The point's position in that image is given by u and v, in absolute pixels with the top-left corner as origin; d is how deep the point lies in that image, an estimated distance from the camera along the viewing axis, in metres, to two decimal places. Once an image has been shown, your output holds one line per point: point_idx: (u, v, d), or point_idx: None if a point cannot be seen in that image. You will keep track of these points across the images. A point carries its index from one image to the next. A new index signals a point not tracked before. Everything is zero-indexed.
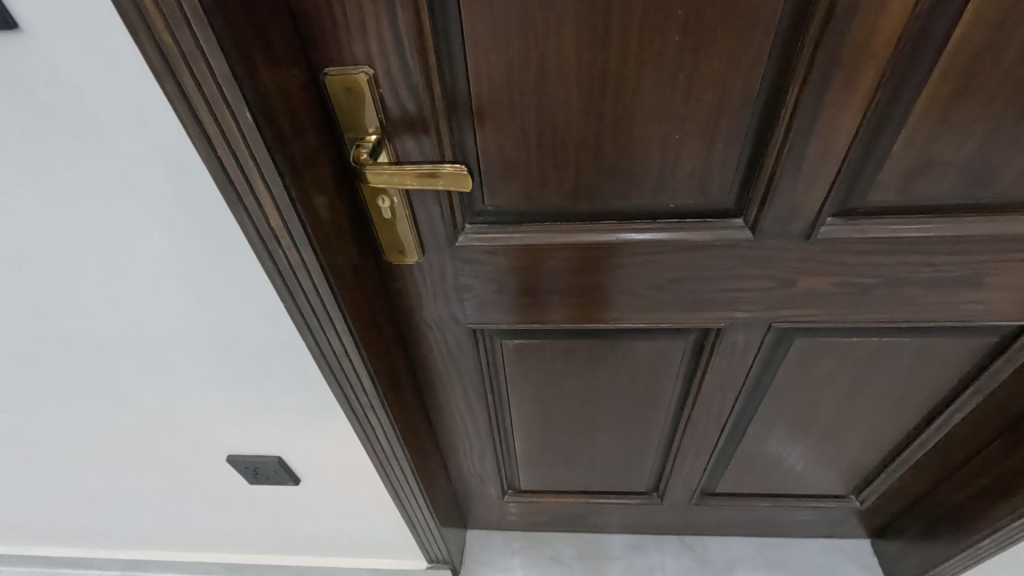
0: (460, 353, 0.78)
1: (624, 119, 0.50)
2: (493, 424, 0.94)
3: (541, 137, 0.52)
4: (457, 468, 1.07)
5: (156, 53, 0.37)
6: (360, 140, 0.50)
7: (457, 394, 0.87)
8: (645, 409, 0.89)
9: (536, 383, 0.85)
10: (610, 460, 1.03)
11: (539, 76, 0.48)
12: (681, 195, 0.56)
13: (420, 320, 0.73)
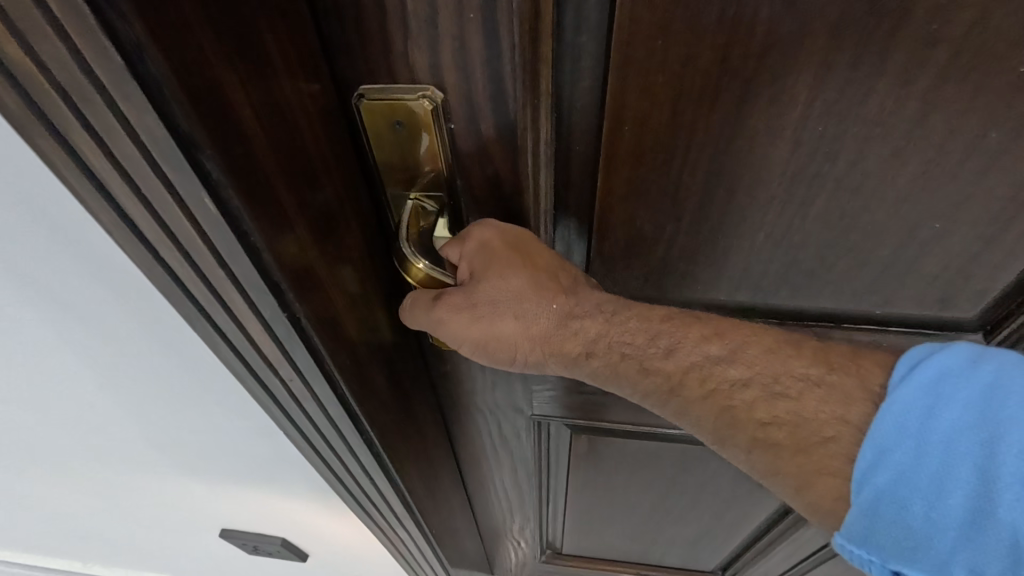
0: (512, 441, 0.60)
1: (853, 199, 0.30)
2: (542, 501, 0.77)
3: (702, 203, 0.32)
4: (492, 534, 0.91)
5: (10, 88, 0.18)
6: (413, 200, 0.31)
7: (504, 478, 0.70)
8: (735, 506, 0.71)
9: (605, 467, 0.67)
10: (676, 541, 0.85)
11: (726, 123, 0.28)
12: (904, 302, 0.35)
13: (468, 413, 0.54)
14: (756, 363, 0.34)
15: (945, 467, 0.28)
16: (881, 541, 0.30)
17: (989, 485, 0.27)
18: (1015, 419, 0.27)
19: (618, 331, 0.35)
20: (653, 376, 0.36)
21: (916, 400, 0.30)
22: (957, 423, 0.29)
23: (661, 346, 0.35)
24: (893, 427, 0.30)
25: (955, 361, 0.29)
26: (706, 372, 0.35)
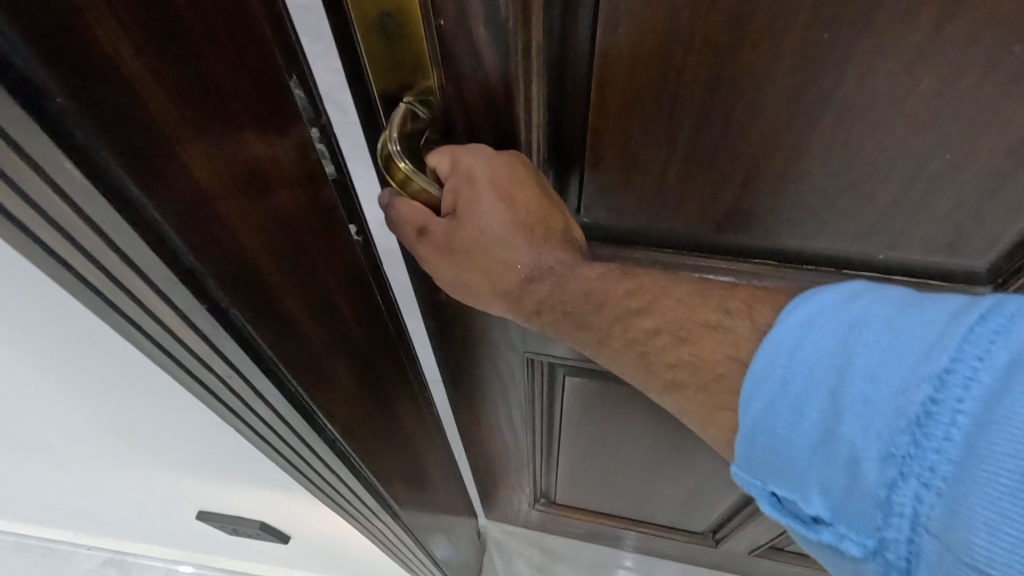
0: (499, 379, 0.61)
1: (855, 120, 0.29)
2: (536, 448, 0.79)
3: (698, 120, 0.31)
4: (489, 477, 0.94)
5: None
6: (409, 103, 0.31)
7: (498, 419, 0.71)
8: (727, 466, 0.71)
9: (598, 414, 0.68)
10: (667, 500, 0.86)
11: (727, 26, 0.26)
12: (906, 244, 0.34)
13: (455, 346, 0.54)
14: (668, 312, 0.31)
15: (802, 390, 0.22)
16: (751, 472, 0.24)
17: (838, 411, 0.21)
18: (876, 343, 0.20)
19: (561, 293, 0.35)
20: (589, 332, 0.35)
21: (791, 332, 0.23)
22: (828, 350, 0.22)
23: (593, 301, 0.34)
24: (764, 360, 0.23)
25: (837, 294, 0.22)
26: (626, 323, 0.33)
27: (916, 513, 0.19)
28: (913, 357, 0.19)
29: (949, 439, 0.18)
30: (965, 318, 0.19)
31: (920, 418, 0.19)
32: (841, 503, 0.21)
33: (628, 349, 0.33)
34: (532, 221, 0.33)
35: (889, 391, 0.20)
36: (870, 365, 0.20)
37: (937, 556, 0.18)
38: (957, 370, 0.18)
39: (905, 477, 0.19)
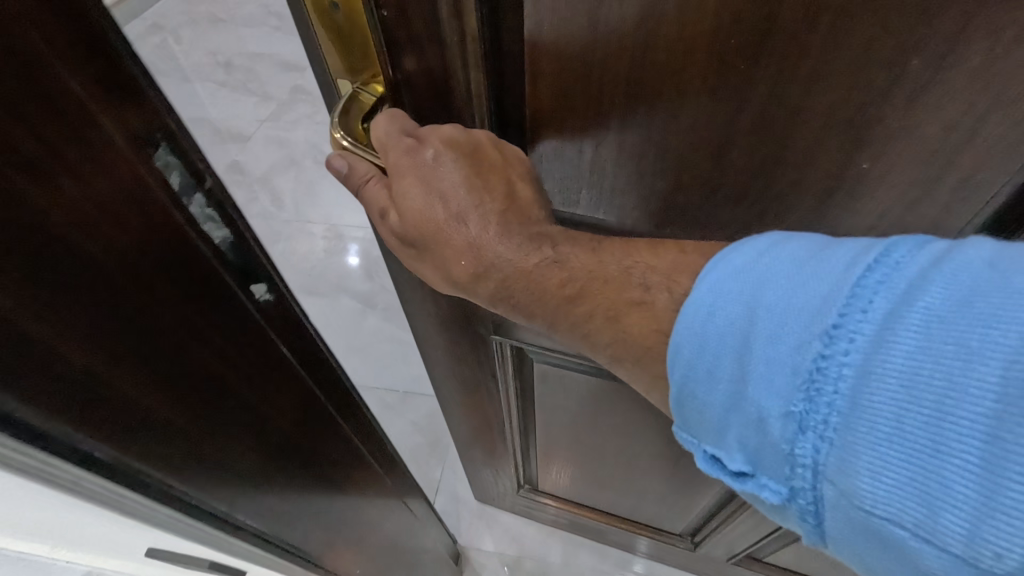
0: (471, 359, 0.62)
1: (791, 82, 0.26)
2: (515, 431, 0.79)
3: (637, 82, 0.28)
4: (470, 459, 0.95)
5: None
6: (359, 87, 0.32)
7: (476, 399, 0.72)
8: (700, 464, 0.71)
9: (573, 398, 0.68)
10: (644, 493, 0.87)
11: None
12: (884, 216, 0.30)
13: (428, 317, 0.56)
14: (598, 294, 0.29)
15: (716, 357, 0.24)
16: (690, 433, 0.26)
17: (747, 370, 0.22)
18: (775, 304, 0.22)
19: (506, 281, 0.31)
20: (528, 320, 0.32)
21: (704, 299, 0.24)
22: (737, 314, 0.23)
23: (528, 289, 0.31)
24: (683, 327, 0.25)
25: (742, 257, 0.24)
26: (562, 306, 0.30)
27: (815, 461, 0.21)
28: (807, 316, 0.21)
29: (837, 390, 0.20)
30: (851, 276, 0.21)
31: (812, 373, 0.21)
32: (759, 458, 0.23)
33: (563, 325, 0.31)
34: (493, 198, 0.31)
35: (789, 350, 0.21)
36: (772, 326, 0.22)
37: (834, 498, 0.21)
38: (842, 326, 0.20)
39: (804, 429, 0.21)
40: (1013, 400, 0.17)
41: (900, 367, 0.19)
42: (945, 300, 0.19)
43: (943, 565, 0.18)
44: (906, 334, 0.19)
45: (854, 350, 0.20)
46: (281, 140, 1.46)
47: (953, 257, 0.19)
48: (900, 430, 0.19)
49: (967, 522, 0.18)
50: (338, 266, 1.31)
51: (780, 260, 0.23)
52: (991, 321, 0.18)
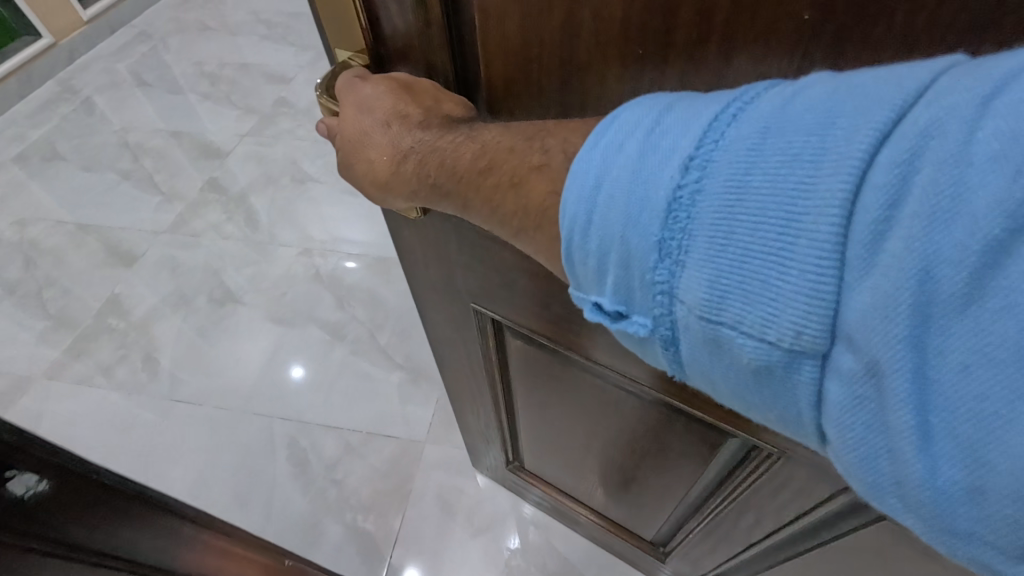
0: (458, 314, 0.70)
1: None
2: (498, 406, 0.88)
3: None
4: (467, 428, 1.06)
5: None
6: (350, 57, 0.46)
7: (464, 360, 0.81)
8: (655, 463, 0.77)
9: (548, 380, 0.74)
10: (620, 493, 0.93)
11: None
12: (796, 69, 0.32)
13: (425, 269, 0.65)
14: (503, 165, 0.35)
15: (595, 201, 0.30)
16: (583, 282, 0.34)
17: (629, 211, 0.29)
18: (652, 154, 0.29)
19: (424, 164, 0.38)
20: (452, 201, 0.38)
21: (595, 157, 0.30)
22: (623, 166, 0.29)
23: (448, 169, 0.37)
24: (577, 182, 0.31)
25: (630, 116, 0.30)
26: (476, 183, 0.36)
27: (672, 282, 0.28)
28: (675, 159, 0.28)
29: (688, 215, 0.27)
30: (710, 115, 0.27)
31: (671, 202, 0.28)
32: (633, 289, 0.31)
33: (476, 198, 0.37)
34: (402, 106, 0.38)
35: (655, 186, 0.28)
36: (649, 170, 0.28)
37: (684, 312, 0.28)
38: (697, 159, 0.27)
39: (665, 256, 0.28)
40: (808, 201, 0.24)
41: (735, 186, 0.26)
42: (773, 127, 0.26)
43: (756, 349, 0.26)
44: (743, 158, 0.26)
45: (703, 180, 0.27)
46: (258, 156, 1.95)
47: (786, 91, 0.26)
48: (731, 239, 0.26)
49: (771, 309, 0.25)
50: (313, 294, 1.62)
51: (654, 112, 0.29)
52: (806, 133, 0.25)
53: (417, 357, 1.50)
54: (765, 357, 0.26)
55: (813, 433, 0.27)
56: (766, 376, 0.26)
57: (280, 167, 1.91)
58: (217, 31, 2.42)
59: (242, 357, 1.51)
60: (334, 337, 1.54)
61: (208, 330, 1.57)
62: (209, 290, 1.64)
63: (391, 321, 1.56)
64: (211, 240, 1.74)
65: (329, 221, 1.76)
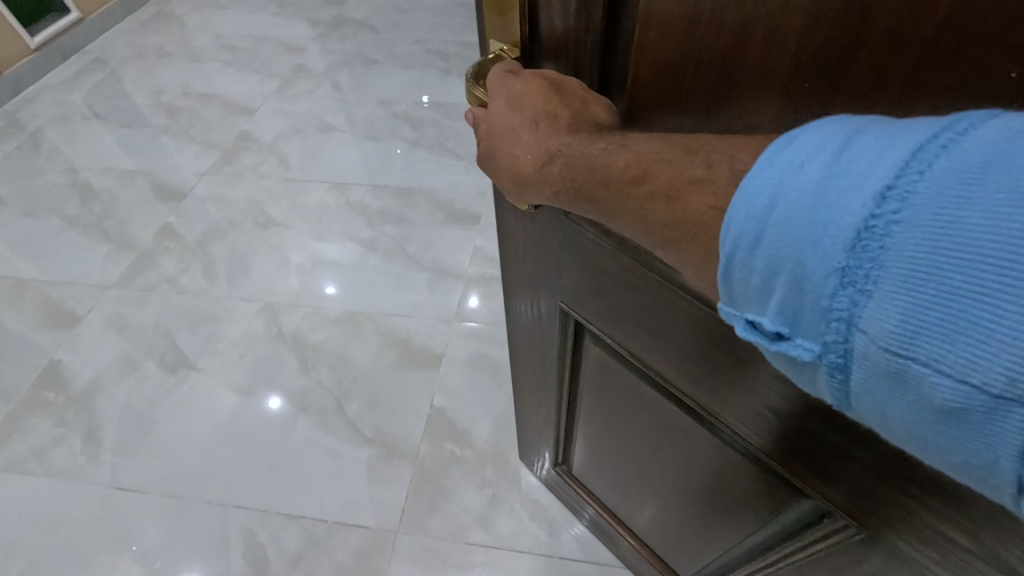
0: (547, 317, 0.78)
1: None
2: (564, 408, 0.97)
3: None
4: (526, 422, 1.17)
5: None
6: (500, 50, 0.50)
7: (540, 361, 0.90)
8: (707, 505, 0.81)
9: (620, 391, 0.79)
10: (664, 522, 0.99)
11: None
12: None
13: (521, 258, 0.72)
14: (659, 176, 0.34)
15: (765, 221, 0.28)
16: (737, 301, 0.32)
17: (807, 231, 0.27)
18: (839, 177, 0.26)
19: (571, 159, 0.38)
20: (595, 205, 0.38)
21: (771, 177, 0.28)
22: (803, 187, 0.27)
23: (598, 173, 0.37)
24: (747, 202, 0.29)
25: (814, 139, 0.28)
26: (626, 189, 0.35)
27: (851, 314, 0.26)
28: (871, 184, 0.25)
29: (883, 244, 0.25)
30: (914, 143, 0.25)
31: (863, 230, 0.25)
32: (799, 313, 0.28)
33: (624, 207, 0.36)
34: (555, 103, 0.41)
35: (843, 212, 0.26)
36: (835, 193, 0.26)
37: (863, 345, 0.26)
38: (897, 187, 0.25)
39: (847, 284, 0.26)
40: None
41: (946, 217, 0.23)
42: (998, 159, 0.23)
43: (953, 391, 0.24)
44: (959, 189, 0.23)
45: (903, 209, 0.24)
46: (220, 198, 2.20)
47: (1013, 123, 0.23)
48: (935, 273, 0.24)
49: (980, 350, 0.23)
50: (274, 361, 1.71)
51: (842, 136, 0.27)
52: None
53: (385, 430, 1.56)
54: (965, 401, 0.23)
55: (1013, 488, 0.24)
56: (961, 419, 0.24)
57: (241, 211, 2.14)
58: (199, 100, 2.67)
59: (198, 412, 1.61)
60: (299, 408, 1.61)
61: (160, 399, 1.64)
62: (161, 356, 1.74)
63: (356, 388, 1.64)
64: (163, 293, 1.89)
65: (304, 282, 1.90)
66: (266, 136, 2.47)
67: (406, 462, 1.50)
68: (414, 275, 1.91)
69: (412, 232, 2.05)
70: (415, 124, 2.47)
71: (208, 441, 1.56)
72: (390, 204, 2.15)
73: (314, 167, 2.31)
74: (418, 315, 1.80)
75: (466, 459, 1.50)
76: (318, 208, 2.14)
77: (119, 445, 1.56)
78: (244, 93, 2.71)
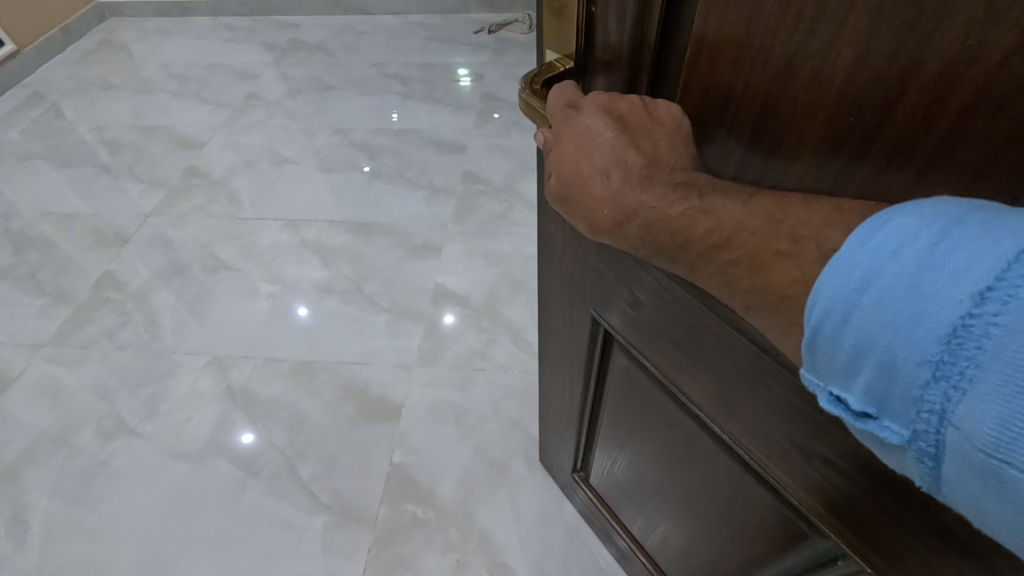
0: (575, 318, 0.87)
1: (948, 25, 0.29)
2: (583, 411, 1.05)
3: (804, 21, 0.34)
4: (548, 422, 1.25)
5: None
6: (555, 59, 0.53)
7: (566, 361, 0.98)
8: (714, 525, 0.86)
9: (640, 399, 0.86)
10: (673, 541, 1.03)
11: None
12: None
13: (563, 268, 0.81)
14: (745, 245, 0.35)
15: (854, 304, 0.29)
16: (822, 374, 0.32)
17: (899, 322, 0.27)
18: (935, 272, 0.26)
19: (654, 219, 0.39)
20: (675, 266, 0.40)
21: (862, 263, 0.29)
22: (895, 277, 0.27)
23: (678, 241, 0.38)
24: (834, 283, 0.30)
25: (909, 224, 0.28)
26: (710, 255, 0.37)
27: (944, 407, 0.26)
28: (968, 284, 0.25)
29: (980, 345, 0.24)
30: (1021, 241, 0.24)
31: (958, 329, 0.25)
32: (890, 397, 0.28)
33: (704, 268, 0.38)
34: (627, 152, 0.41)
35: (938, 307, 0.26)
36: (930, 287, 0.26)
37: (956, 441, 0.26)
38: (997, 290, 0.24)
39: (940, 378, 0.26)
40: None
41: None
42: None
43: None
44: None
45: (1004, 312, 0.24)
46: (162, 239, 2.17)
47: None
48: None
49: None
50: (222, 424, 1.64)
51: (941, 222, 0.27)
52: None
53: (343, 495, 1.49)
54: None
55: None
56: None
57: (188, 257, 2.10)
58: (153, 138, 2.66)
59: (137, 481, 1.53)
60: (248, 474, 1.54)
61: (96, 470, 1.56)
62: (96, 422, 1.65)
63: (312, 448, 1.58)
64: (102, 351, 1.82)
65: (257, 332, 1.85)
66: (216, 172, 2.46)
67: (365, 529, 1.44)
68: (371, 318, 1.88)
69: (370, 270, 2.03)
70: (371, 156, 2.49)
71: (150, 513, 1.48)
72: (347, 240, 2.13)
73: (269, 205, 2.29)
74: (376, 362, 1.77)
75: (428, 523, 1.44)
76: (269, 248, 2.12)
77: (46, 529, 1.45)
78: (200, 126, 2.72)
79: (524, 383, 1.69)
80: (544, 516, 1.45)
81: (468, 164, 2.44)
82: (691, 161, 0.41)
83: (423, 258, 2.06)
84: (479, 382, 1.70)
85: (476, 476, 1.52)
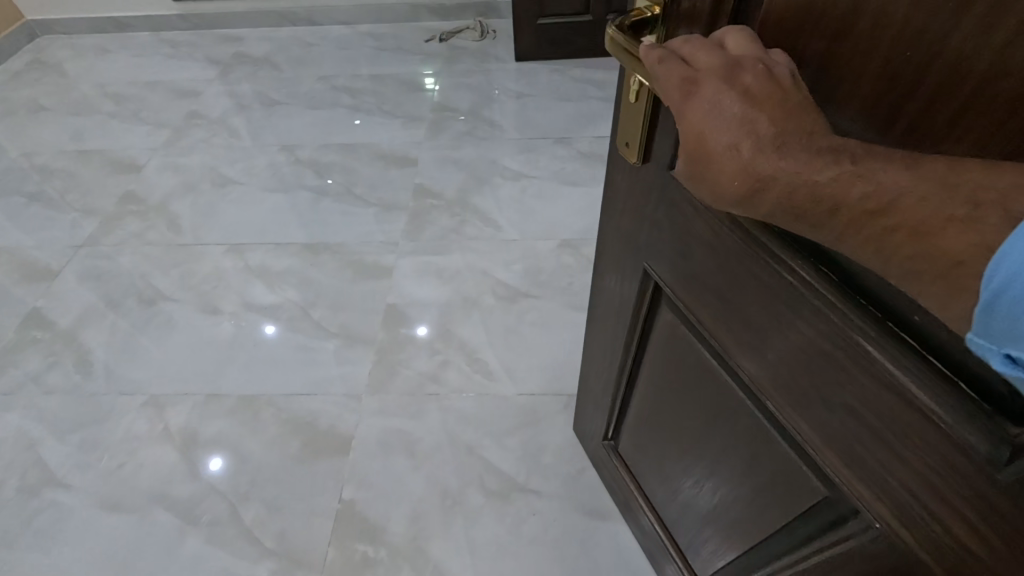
0: (625, 269, 0.87)
1: None
2: (621, 369, 1.05)
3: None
4: (587, 388, 1.26)
5: None
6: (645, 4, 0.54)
7: (612, 315, 0.99)
8: (734, 488, 0.86)
9: (675, 356, 0.86)
10: (692, 508, 1.02)
11: None
12: None
13: (622, 218, 0.81)
14: (910, 211, 0.33)
15: None
16: (997, 336, 0.29)
17: None
18: None
19: (797, 181, 0.37)
20: (817, 233, 0.38)
21: None
22: None
23: (827, 204, 0.36)
24: None
25: None
26: (865, 223, 0.35)
27: None
28: None
29: None
30: None
31: None
32: None
33: (852, 236, 0.36)
34: (762, 119, 0.39)
35: None
36: None
37: None
38: None
39: None
40: None
41: None
42: None
43: None
44: None
45: None
46: (90, 271, 2.05)
47: None
48: None
49: None
50: (161, 470, 1.55)
51: None
52: None
53: (289, 537, 1.43)
54: None
55: None
56: None
57: (122, 290, 1.99)
58: (88, 159, 2.53)
59: (63, 539, 1.44)
60: (185, 522, 1.46)
61: (20, 529, 1.46)
62: (21, 475, 1.54)
63: (256, 488, 1.51)
64: (28, 396, 1.71)
65: (199, 368, 1.76)
66: (154, 196, 2.34)
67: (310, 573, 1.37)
68: (319, 345, 1.81)
69: (319, 294, 1.96)
70: (320, 172, 2.42)
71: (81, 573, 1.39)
72: (293, 263, 2.06)
73: (209, 229, 2.19)
74: (323, 392, 1.70)
75: (379, 562, 1.38)
76: (208, 276, 2.02)
77: None
78: (139, 146, 2.60)
79: (477, 410, 1.64)
80: (526, 539, 1.42)
81: (421, 176, 2.40)
82: (827, 125, 0.39)
83: (376, 277, 2.01)
84: (432, 409, 1.65)
85: (428, 507, 1.47)
